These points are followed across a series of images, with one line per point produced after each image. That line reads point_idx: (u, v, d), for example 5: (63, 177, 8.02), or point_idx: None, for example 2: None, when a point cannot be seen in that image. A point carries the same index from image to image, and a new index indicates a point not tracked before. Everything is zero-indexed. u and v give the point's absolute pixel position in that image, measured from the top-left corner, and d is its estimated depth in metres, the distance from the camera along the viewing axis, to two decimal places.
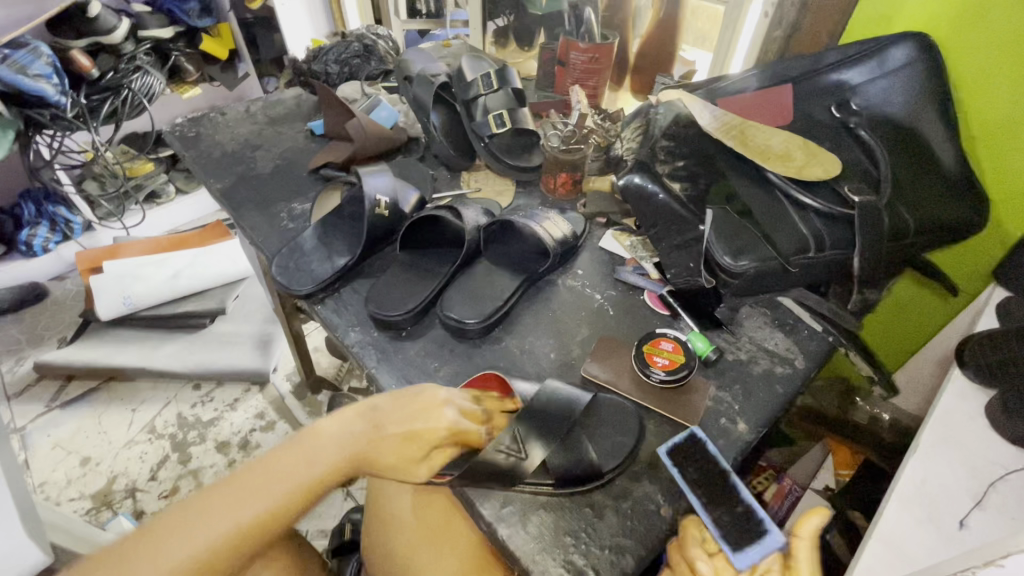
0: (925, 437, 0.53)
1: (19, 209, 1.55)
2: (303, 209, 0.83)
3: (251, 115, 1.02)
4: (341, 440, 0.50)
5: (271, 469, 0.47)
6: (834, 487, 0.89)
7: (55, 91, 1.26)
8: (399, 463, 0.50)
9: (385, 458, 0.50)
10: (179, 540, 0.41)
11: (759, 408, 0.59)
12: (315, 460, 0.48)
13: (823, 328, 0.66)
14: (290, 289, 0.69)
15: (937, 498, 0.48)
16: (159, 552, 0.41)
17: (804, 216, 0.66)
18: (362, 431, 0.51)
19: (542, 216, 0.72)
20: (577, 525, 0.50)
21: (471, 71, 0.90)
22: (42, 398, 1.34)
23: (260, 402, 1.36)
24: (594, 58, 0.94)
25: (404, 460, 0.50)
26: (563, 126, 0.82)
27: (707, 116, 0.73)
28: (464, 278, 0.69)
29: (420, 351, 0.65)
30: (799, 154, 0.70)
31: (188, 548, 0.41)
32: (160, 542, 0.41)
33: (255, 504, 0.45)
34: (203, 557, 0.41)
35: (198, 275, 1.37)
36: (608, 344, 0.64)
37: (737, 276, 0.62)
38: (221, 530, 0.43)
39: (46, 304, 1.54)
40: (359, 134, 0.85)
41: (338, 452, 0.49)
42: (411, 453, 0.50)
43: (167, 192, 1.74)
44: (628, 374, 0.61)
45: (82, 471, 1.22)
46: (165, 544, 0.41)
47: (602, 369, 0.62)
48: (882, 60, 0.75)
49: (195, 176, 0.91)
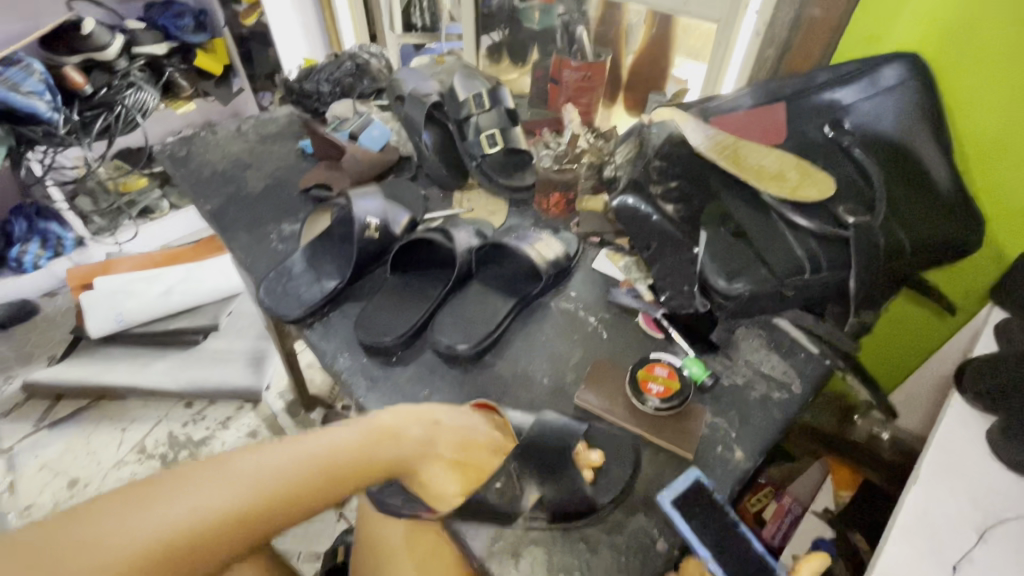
0: (925, 464, 0.52)
1: (9, 225, 1.54)
2: (293, 229, 0.82)
3: (242, 133, 1.01)
4: (401, 444, 0.47)
5: (333, 444, 0.44)
6: (835, 509, 0.84)
7: (48, 108, 1.26)
8: (435, 491, 0.49)
9: (425, 479, 0.48)
10: (234, 482, 0.39)
11: (756, 435, 0.58)
12: (373, 454, 0.46)
13: (821, 351, 0.66)
14: (278, 313, 0.68)
15: (938, 529, 0.47)
16: (217, 482, 0.38)
17: (800, 238, 0.65)
18: (419, 443, 0.48)
19: (533, 236, 0.71)
20: (570, 561, 0.49)
21: (463, 90, 0.89)
22: (30, 418, 1.31)
23: (253, 421, 1.34)
24: (586, 76, 0.94)
25: (438, 492, 0.49)
26: (556, 145, 0.86)
27: (700, 135, 0.72)
28: (456, 301, 0.68)
29: (410, 377, 0.64)
30: (793, 174, 0.69)
31: (231, 494, 0.38)
32: (206, 478, 0.39)
33: (314, 475, 0.42)
34: (245, 507, 0.38)
35: (191, 291, 1.37)
36: (601, 370, 0.63)
37: (731, 299, 0.62)
38: (280, 482, 0.40)
39: (36, 321, 1.52)
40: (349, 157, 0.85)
41: (394, 456, 0.47)
42: (447, 486, 0.49)
43: (161, 208, 1.72)
44: (622, 402, 0.60)
45: (70, 493, 1.19)
46: (226, 474, 0.39)
47: (597, 398, 0.60)
48: (874, 79, 0.74)
49: (185, 195, 0.90)
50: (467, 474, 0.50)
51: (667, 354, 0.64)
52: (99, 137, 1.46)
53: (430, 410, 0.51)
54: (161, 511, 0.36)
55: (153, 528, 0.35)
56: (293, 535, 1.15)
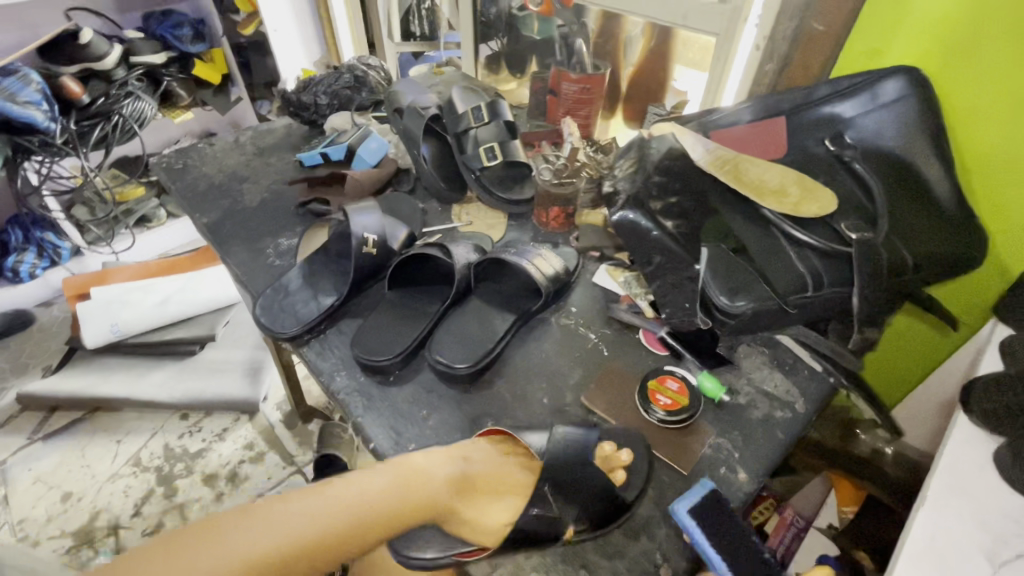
0: (932, 487, 0.51)
1: (5, 235, 1.53)
2: (290, 244, 0.81)
3: (240, 146, 1.00)
4: (432, 484, 0.49)
5: (367, 487, 0.45)
6: (838, 525, 0.85)
7: (45, 118, 1.24)
8: (473, 526, 0.49)
9: (460, 516, 0.49)
10: (274, 528, 0.39)
11: (759, 456, 0.57)
12: (404, 494, 0.47)
13: (824, 368, 0.65)
14: (273, 331, 0.67)
15: (946, 555, 0.46)
16: (255, 531, 0.38)
17: (801, 253, 0.65)
18: (449, 481, 0.50)
19: (533, 252, 0.70)
20: None
21: (462, 102, 0.89)
22: (24, 430, 1.30)
23: (249, 433, 1.32)
24: (586, 88, 0.93)
25: (476, 528, 0.49)
26: (555, 160, 0.83)
27: (700, 150, 0.72)
28: (455, 318, 0.67)
29: (408, 398, 0.63)
30: (794, 189, 0.69)
31: (276, 537, 0.39)
32: (245, 521, 0.39)
33: (349, 516, 0.43)
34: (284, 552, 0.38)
35: (188, 301, 1.34)
36: (612, 375, 0.64)
37: (734, 317, 0.61)
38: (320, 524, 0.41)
39: (31, 331, 1.51)
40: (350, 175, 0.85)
41: (427, 494, 0.48)
42: (485, 520, 0.50)
43: (158, 216, 1.71)
44: (628, 412, 0.60)
45: (63, 507, 1.17)
46: (261, 521, 0.39)
47: (605, 401, 0.61)
48: (874, 94, 0.74)
49: (180, 208, 0.89)
50: (506, 505, 0.51)
51: (680, 369, 0.64)
52: (96, 147, 1.45)
53: (454, 449, 0.53)
54: (202, 556, 0.36)
55: (199, 572, 0.35)
56: None
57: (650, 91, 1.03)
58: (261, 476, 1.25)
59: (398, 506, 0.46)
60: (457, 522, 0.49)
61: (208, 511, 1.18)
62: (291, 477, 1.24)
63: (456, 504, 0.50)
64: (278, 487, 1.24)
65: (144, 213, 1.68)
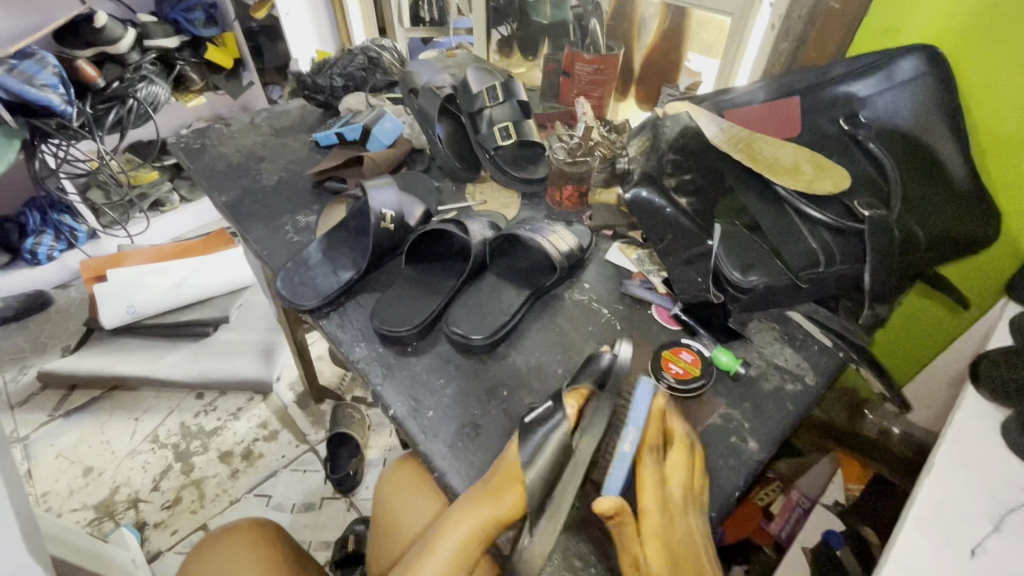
0: (938, 457, 0.52)
1: (23, 218, 1.55)
2: (308, 221, 0.83)
3: (256, 126, 1.02)
4: (446, 522, 0.48)
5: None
6: (845, 502, 0.86)
7: (62, 101, 1.25)
8: (504, 500, 0.48)
9: (484, 502, 0.48)
10: None
11: (769, 427, 0.58)
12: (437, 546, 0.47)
13: (834, 343, 0.65)
14: (295, 303, 0.69)
15: (952, 521, 0.47)
16: None
17: (814, 230, 0.66)
18: (462, 500, 0.49)
19: (547, 229, 0.71)
20: (586, 548, 0.50)
21: (477, 83, 0.90)
22: (45, 407, 1.33)
23: (263, 412, 1.35)
24: (599, 69, 0.94)
25: (509, 495, 0.47)
26: (568, 138, 0.83)
27: (713, 128, 0.72)
28: (470, 293, 0.69)
29: (426, 368, 0.64)
30: (808, 167, 0.69)
31: None
32: None
33: None
34: None
35: (202, 283, 1.37)
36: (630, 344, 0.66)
37: (746, 292, 0.62)
38: None
39: (49, 312, 1.54)
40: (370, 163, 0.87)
41: (456, 523, 0.48)
42: (511, 482, 0.48)
43: (171, 200, 1.73)
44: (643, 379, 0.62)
45: (85, 481, 1.21)
46: None
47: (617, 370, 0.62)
48: (890, 73, 0.74)
49: (199, 187, 0.91)
50: (510, 458, 0.50)
51: (695, 343, 0.65)
52: (111, 131, 1.47)
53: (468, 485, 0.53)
54: None
55: None
56: (304, 525, 1.17)
57: (663, 71, 1.02)
58: (275, 453, 1.28)
59: (432, 564, 0.46)
60: (490, 508, 0.47)
61: (224, 487, 1.21)
62: (305, 455, 1.27)
63: (477, 501, 0.48)
64: (292, 464, 1.26)
65: (158, 197, 1.70)
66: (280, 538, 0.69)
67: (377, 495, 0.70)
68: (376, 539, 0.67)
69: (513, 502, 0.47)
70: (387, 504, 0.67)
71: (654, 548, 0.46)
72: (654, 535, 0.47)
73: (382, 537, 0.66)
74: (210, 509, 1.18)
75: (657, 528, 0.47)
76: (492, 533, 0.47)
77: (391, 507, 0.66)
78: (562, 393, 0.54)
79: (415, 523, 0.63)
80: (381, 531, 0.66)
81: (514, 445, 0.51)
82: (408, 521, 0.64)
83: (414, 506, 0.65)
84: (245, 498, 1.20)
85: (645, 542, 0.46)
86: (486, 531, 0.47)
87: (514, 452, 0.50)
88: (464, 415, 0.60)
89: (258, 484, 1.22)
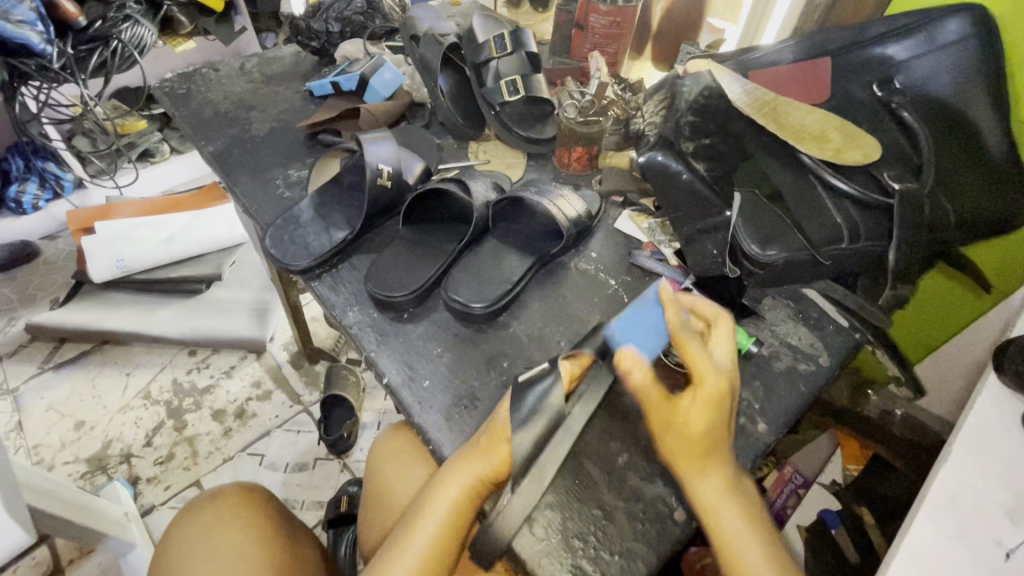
0: (956, 444, 0.49)
1: (7, 164, 1.48)
2: (300, 175, 0.78)
3: (246, 73, 0.95)
4: (434, 485, 0.47)
5: (399, 544, 0.45)
6: (842, 482, 0.90)
7: (40, 40, 1.13)
8: (488, 458, 0.46)
9: (469, 461, 0.46)
10: None
11: (780, 407, 0.56)
12: (425, 514, 0.45)
13: (850, 324, 0.62)
14: (285, 264, 0.65)
15: (967, 512, 0.45)
16: None
17: (839, 203, 0.63)
18: (452, 459, 0.48)
19: (554, 192, 0.67)
20: (585, 527, 0.47)
21: (484, 33, 0.83)
22: (35, 359, 1.30)
23: (256, 370, 1.32)
24: (616, 22, 0.87)
25: (496, 452, 0.46)
26: (581, 95, 0.76)
27: (737, 89, 0.68)
28: (471, 258, 0.65)
29: (422, 336, 0.61)
30: (836, 135, 0.65)
31: None
32: None
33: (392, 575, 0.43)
34: None
35: (194, 238, 1.33)
36: None
37: (765, 266, 0.58)
38: None
39: (37, 264, 1.49)
40: (369, 121, 0.82)
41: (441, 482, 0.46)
42: (497, 439, 0.47)
43: (161, 151, 1.64)
44: None
45: (77, 435, 1.19)
46: None
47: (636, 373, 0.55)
48: (932, 35, 0.68)
49: (185, 136, 0.85)
50: (499, 416, 0.48)
51: None
52: (94, 74, 1.35)
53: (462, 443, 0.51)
54: None
55: None
56: (297, 484, 1.17)
57: (683, 27, 0.93)
58: (268, 413, 1.26)
59: (425, 525, 0.45)
60: (478, 466, 0.46)
61: (217, 444, 1.20)
62: (298, 416, 1.25)
63: (464, 459, 0.47)
64: (285, 425, 1.25)
65: (146, 147, 1.61)
66: (270, 502, 0.68)
67: (369, 463, 0.68)
68: (366, 508, 0.66)
69: (500, 458, 0.46)
70: (379, 474, 0.65)
71: (698, 413, 0.43)
72: (702, 404, 0.44)
73: (373, 506, 0.64)
74: (204, 466, 1.17)
75: (714, 396, 0.44)
76: (483, 492, 0.46)
77: (383, 477, 0.65)
78: (561, 358, 0.51)
79: (409, 495, 0.62)
80: (371, 503, 0.65)
81: (506, 403, 0.49)
82: (403, 494, 0.62)
83: (406, 478, 0.63)
84: (239, 456, 1.19)
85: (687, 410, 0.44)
86: (476, 489, 0.46)
87: (506, 410, 0.48)
88: (461, 386, 0.57)
89: (252, 442, 1.21)
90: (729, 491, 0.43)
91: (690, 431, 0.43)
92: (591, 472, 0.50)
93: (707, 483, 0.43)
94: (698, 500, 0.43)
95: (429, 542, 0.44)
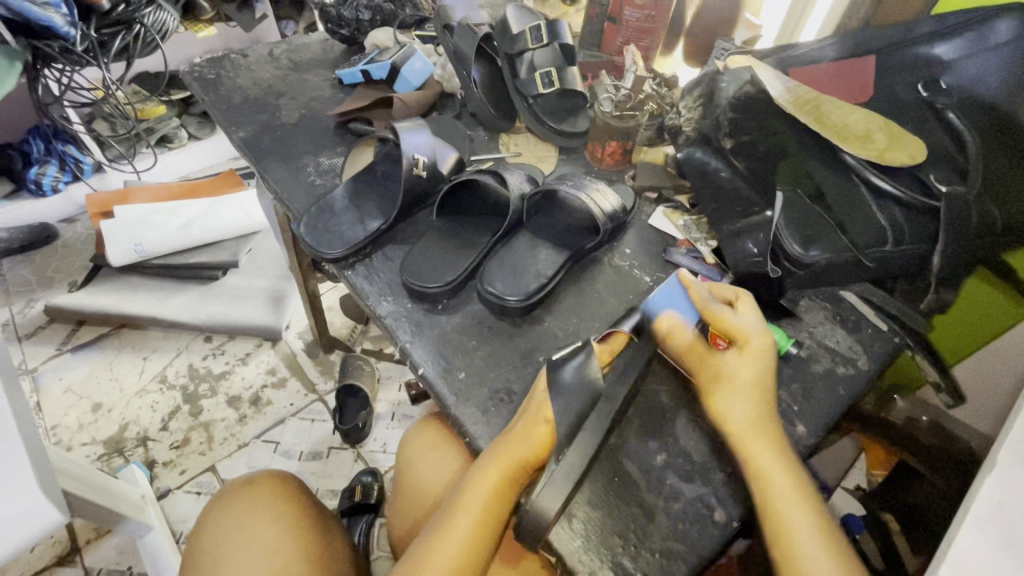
0: (1002, 449, 0.44)
1: (27, 145, 1.48)
2: (331, 163, 0.78)
3: (274, 59, 0.94)
4: (473, 474, 0.47)
5: (443, 530, 0.45)
6: (866, 486, 0.95)
7: (65, 22, 1.10)
8: (527, 440, 0.46)
9: (507, 447, 0.46)
10: None
11: (820, 410, 0.55)
12: (466, 501, 0.45)
13: (889, 328, 0.61)
14: (318, 251, 0.65)
15: (1019, 523, 0.41)
16: None
17: (882, 205, 0.61)
18: (492, 444, 0.48)
19: (589, 185, 0.65)
20: (625, 525, 0.47)
21: (517, 22, 0.80)
22: (54, 340, 1.31)
23: (272, 358, 1.32)
24: (649, 16, 0.85)
25: (535, 434, 0.46)
26: (616, 89, 0.76)
27: (778, 86, 0.66)
28: (506, 251, 0.64)
29: (456, 327, 0.61)
30: (881, 134, 0.63)
31: None
32: None
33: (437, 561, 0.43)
34: None
35: (212, 226, 1.33)
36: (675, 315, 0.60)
37: (806, 267, 0.59)
38: None
39: (55, 246, 1.50)
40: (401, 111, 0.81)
41: (482, 464, 0.47)
42: (534, 418, 0.47)
43: (180, 137, 1.64)
44: None
45: (94, 417, 1.20)
46: None
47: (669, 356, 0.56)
48: (982, 35, 0.65)
49: (214, 121, 0.85)
50: (537, 399, 0.48)
51: None
52: (116, 58, 1.31)
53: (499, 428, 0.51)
54: None
55: None
56: (311, 472, 1.17)
57: (717, 24, 0.91)
58: (283, 402, 1.26)
59: (467, 510, 0.45)
60: (517, 451, 0.46)
61: (232, 431, 1.21)
62: (313, 405, 1.25)
63: (503, 445, 0.47)
64: (299, 413, 1.25)
65: (165, 133, 1.60)
66: (303, 494, 0.68)
67: (398, 454, 0.68)
68: (395, 499, 0.66)
69: (541, 441, 0.46)
70: (407, 465, 0.66)
71: (746, 366, 0.49)
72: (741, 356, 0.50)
73: (402, 498, 0.65)
74: (219, 452, 1.18)
75: (756, 352, 0.50)
76: (522, 477, 0.46)
77: (410, 467, 0.65)
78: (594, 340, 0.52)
79: (440, 488, 0.61)
80: (403, 494, 0.65)
81: (542, 382, 0.49)
82: (434, 486, 0.62)
83: (434, 469, 0.64)
84: (253, 443, 1.19)
85: (735, 364, 0.49)
86: (516, 473, 0.46)
87: (543, 390, 0.48)
88: (497, 379, 0.57)
89: (266, 430, 1.21)
90: (776, 444, 0.46)
91: (738, 381, 0.49)
92: (628, 467, 0.50)
93: (756, 441, 0.46)
94: (749, 460, 0.45)
95: (470, 528, 0.44)
